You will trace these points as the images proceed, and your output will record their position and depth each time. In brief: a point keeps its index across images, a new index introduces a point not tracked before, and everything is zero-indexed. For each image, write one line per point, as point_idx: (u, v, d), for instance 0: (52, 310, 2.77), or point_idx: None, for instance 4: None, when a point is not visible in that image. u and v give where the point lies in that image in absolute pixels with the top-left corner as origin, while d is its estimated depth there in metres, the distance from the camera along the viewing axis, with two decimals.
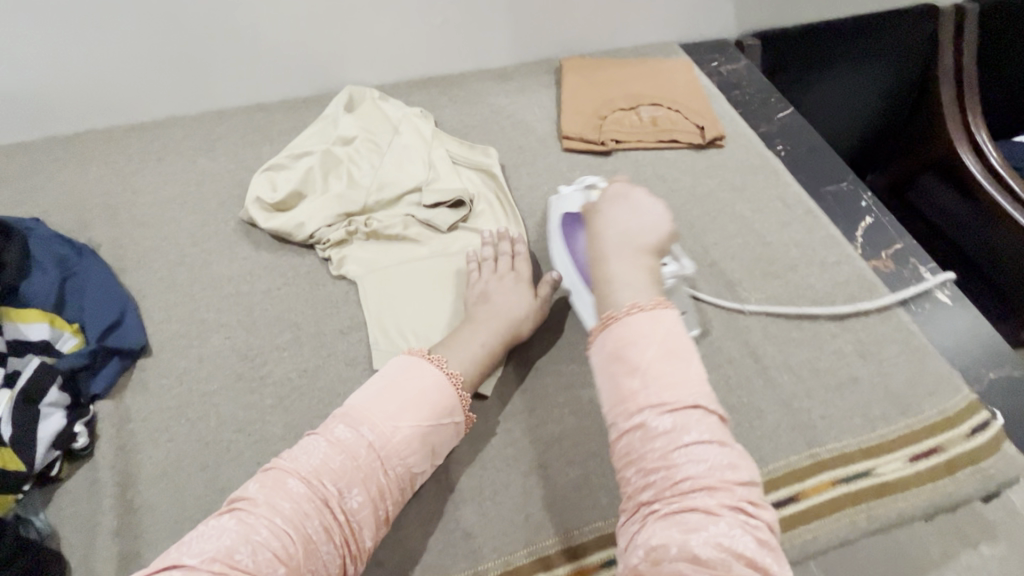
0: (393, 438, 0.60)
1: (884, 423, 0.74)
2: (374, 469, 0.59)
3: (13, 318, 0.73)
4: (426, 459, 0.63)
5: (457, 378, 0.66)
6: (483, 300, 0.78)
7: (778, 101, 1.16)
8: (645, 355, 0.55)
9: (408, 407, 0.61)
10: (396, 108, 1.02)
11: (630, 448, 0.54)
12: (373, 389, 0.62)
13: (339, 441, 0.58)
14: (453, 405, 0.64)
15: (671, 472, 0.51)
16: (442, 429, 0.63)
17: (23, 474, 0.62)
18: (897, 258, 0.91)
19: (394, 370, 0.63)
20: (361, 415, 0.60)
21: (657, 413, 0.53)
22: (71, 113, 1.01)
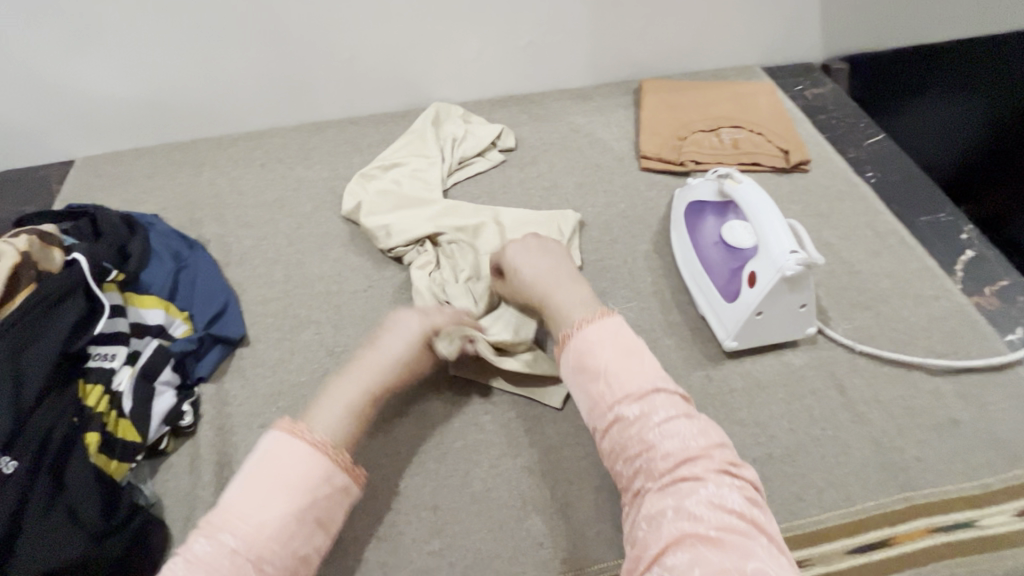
0: (263, 528, 0.51)
1: (988, 471, 0.69)
2: (247, 571, 0.50)
3: (135, 303, 0.81)
4: (313, 534, 0.55)
5: (323, 443, 0.57)
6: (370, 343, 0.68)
7: (868, 126, 1.12)
8: (602, 356, 0.60)
9: (273, 492, 0.53)
10: (481, 126, 1.09)
11: (611, 445, 0.57)
12: (239, 480, 0.54)
13: (196, 557, 0.49)
14: (328, 469, 0.56)
15: (652, 454, 0.54)
16: (320, 500, 0.55)
17: (138, 445, 0.68)
18: (1003, 295, 0.85)
19: (252, 458, 0.55)
20: (224, 519, 0.51)
21: (626, 402, 0.57)
22: (188, 122, 1.12)
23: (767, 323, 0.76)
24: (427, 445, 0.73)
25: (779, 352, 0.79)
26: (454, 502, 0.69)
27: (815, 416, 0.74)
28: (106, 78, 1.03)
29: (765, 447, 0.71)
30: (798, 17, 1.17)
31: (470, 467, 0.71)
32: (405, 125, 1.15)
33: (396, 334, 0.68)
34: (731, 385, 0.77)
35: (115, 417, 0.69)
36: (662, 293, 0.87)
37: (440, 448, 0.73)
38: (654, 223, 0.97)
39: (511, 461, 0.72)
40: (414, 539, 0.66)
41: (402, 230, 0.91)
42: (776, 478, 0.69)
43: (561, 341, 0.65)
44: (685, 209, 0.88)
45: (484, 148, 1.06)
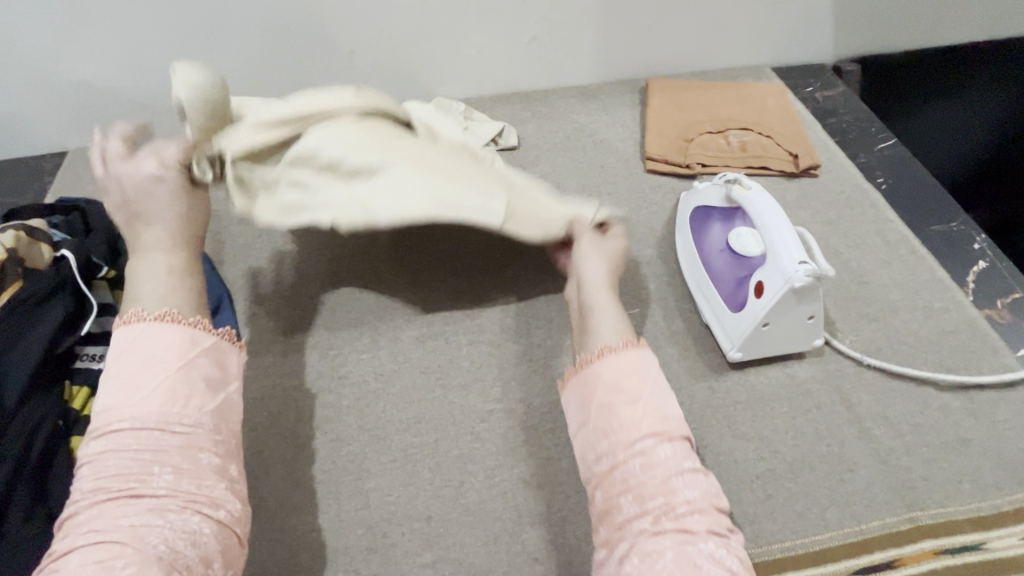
0: (147, 402, 0.54)
1: (997, 492, 0.67)
2: (162, 441, 0.53)
3: (125, 302, 0.79)
4: (211, 393, 0.58)
5: (170, 314, 0.61)
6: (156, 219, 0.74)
7: (879, 130, 1.09)
8: (638, 389, 0.60)
9: (146, 368, 0.56)
10: (483, 125, 1.06)
11: (625, 475, 0.56)
12: (110, 382, 0.56)
13: (98, 453, 0.53)
14: (194, 336, 0.60)
15: (673, 499, 0.54)
16: (195, 359, 0.59)
17: None
18: (1015, 308, 0.83)
19: (115, 353, 0.58)
20: (110, 413, 0.54)
21: (658, 441, 0.57)
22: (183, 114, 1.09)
23: (774, 335, 0.74)
24: (423, 455, 0.71)
25: (784, 364, 0.77)
26: (448, 513, 0.67)
27: (820, 431, 0.72)
28: (99, 68, 1.00)
29: (768, 463, 0.70)
30: (810, 16, 1.14)
31: (466, 477, 0.69)
32: None
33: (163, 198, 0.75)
34: (734, 398, 0.75)
35: None
36: (665, 301, 0.85)
37: (435, 457, 0.71)
38: (659, 228, 0.94)
39: (507, 472, 0.70)
40: (406, 551, 0.65)
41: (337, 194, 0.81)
42: (779, 496, 0.67)
43: (591, 356, 0.65)
44: (690, 214, 0.86)
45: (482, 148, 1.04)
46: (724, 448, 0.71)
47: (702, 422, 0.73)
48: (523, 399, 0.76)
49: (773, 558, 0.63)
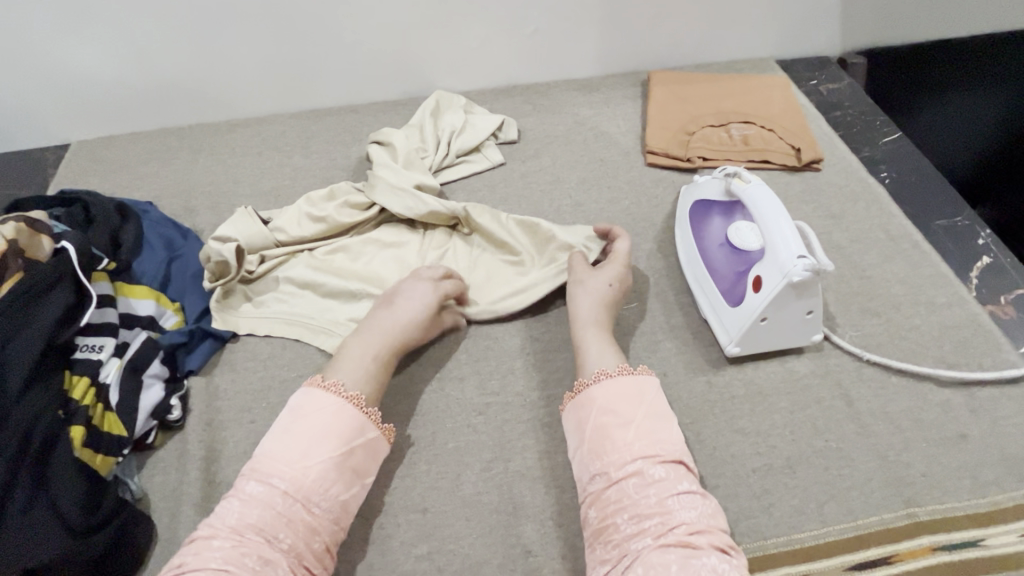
0: (304, 474, 0.59)
1: (996, 489, 0.66)
2: (298, 513, 0.58)
3: (125, 293, 0.80)
4: (351, 484, 0.62)
5: (359, 398, 0.65)
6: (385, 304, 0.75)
7: (885, 124, 1.08)
8: (634, 411, 0.62)
9: (314, 441, 0.61)
10: (484, 118, 1.06)
11: (621, 495, 0.58)
12: (281, 434, 0.61)
13: (250, 497, 0.58)
14: (363, 425, 0.64)
15: (668, 519, 0.55)
16: (355, 449, 0.63)
17: (125, 439, 0.67)
18: (1019, 304, 0.82)
19: (296, 409, 0.63)
20: (270, 464, 0.59)
21: (651, 462, 0.59)
22: (184, 107, 1.10)
23: (772, 329, 0.73)
24: (420, 447, 0.72)
25: (783, 360, 0.77)
26: (444, 505, 0.67)
27: (818, 426, 0.71)
28: (101, 60, 1.01)
29: (766, 457, 0.69)
30: (815, 8, 1.13)
31: (462, 469, 0.70)
32: (406, 113, 1.12)
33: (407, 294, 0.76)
34: (732, 393, 0.74)
35: (100, 411, 0.67)
36: (664, 295, 0.84)
37: (432, 450, 0.71)
38: (659, 222, 0.94)
39: (504, 465, 0.70)
40: (402, 542, 0.65)
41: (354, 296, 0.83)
42: (776, 491, 0.67)
43: (586, 381, 0.67)
44: (690, 208, 0.86)
45: (481, 142, 1.04)
46: (722, 443, 0.71)
47: (699, 417, 0.73)
48: (520, 393, 0.76)
49: (767, 553, 0.63)
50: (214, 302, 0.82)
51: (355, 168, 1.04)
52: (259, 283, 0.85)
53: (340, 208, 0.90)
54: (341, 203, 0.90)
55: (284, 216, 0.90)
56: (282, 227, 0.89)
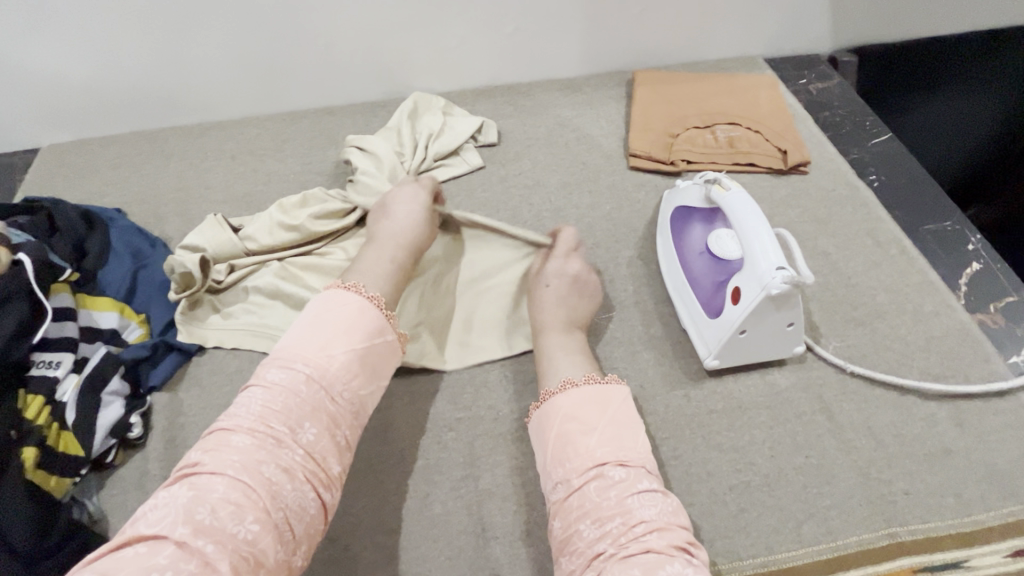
0: (328, 365, 0.59)
1: (981, 507, 0.64)
2: (322, 403, 0.58)
3: (87, 305, 0.77)
4: (371, 380, 0.63)
5: (378, 298, 0.67)
6: (384, 216, 0.79)
7: (874, 125, 1.05)
8: (594, 414, 0.61)
9: (339, 334, 0.62)
10: (462, 120, 1.03)
11: (583, 502, 0.56)
12: (304, 328, 0.62)
13: (272, 384, 0.57)
14: (382, 324, 0.66)
15: (629, 520, 0.53)
16: (376, 345, 0.64)
17: (81, 460, 0.65)
18: (1008, 313, 0.80)
19: (319, 306, 0.64)
20: (295, 355, 0.59)
21: (611, 464, 0.57)
22: (156, 110, 1.07)
23: (752, 341, 0.71)
24: (388, 464, 0.70)
25: (764, 371, 0.75)
26: (410, 526, 0.65)
27: (799, 441, 0.69)
28: (66, 62, 0.98)
29: (743, 474, 0.67)
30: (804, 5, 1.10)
31: (430, 488, 0.68)
32: (384, 115, 1.09)
33: (403, 202, 0.80)
34: (710, 407, 0.72)
35: (56, 430, 0.65)
36: (643, 304, 0.82)
37: (400, 467, 0.69)
38: (640, 228, 0.91)
39: (474, 483, 0.68)
40: (366, 565, 0.63)
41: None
42: (754, 509, 0.65)
43: (550, 391, 0.65)
44: (671, 213, 0.83)
45: (460, 146, 1.01)
46: (698, 459, 0.68)
47: (675, 431, 0.71)
48: (493, 406, 0.74)
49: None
50: (180, 315, 0.80)
51: (330, 173, 1.02)
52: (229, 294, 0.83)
53: (313, 217, 0.88)
54: (314, 212, 0.88)
55: (254, 224, 0.87)
56: (252, 235, 0.86)
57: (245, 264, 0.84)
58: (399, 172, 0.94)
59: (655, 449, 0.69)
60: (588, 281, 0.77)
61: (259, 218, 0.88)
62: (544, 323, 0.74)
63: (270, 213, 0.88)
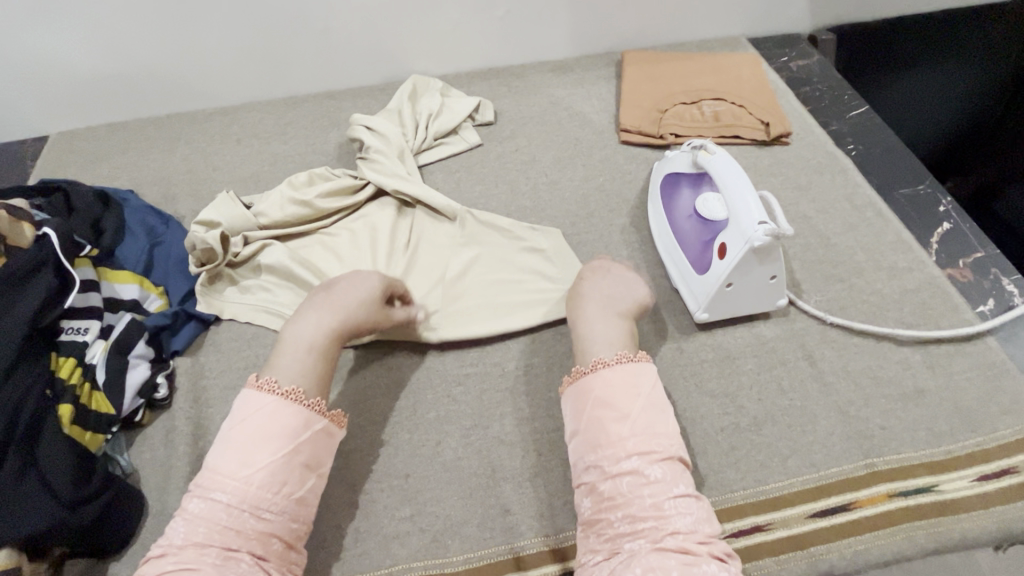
0: (250, 482, 0.56)
1: (951, 439, 0.70)
2: (251, 519, 0.55)
3: (108, 278, 0.81)
4: (305, 477, 0.60)
5: (295, 392, 0.61)
6: (329, 289, 0.72)
7: (852, 98, 1.10)
8: (635, 405, 0.61)
9: (257, 443, 0.58)
10: (460, 100, 1.08)
11: (617, 495, 0.57)
12: (224, 442, 0.58)
13: (195, 514, 0.55)
14: (306, 418, 0.61)
15: (664, 523, 0.54)
16: (305, 443, 0.60)
17: (113, 417, 0.69)
18: (976, 267, 0.85)
19: (235, 414, 0.60)
20: (217, 473, 0.56)
21: (648, 461, 0.57)
22: (161, 97, 1.10)
23: (737, 295, 0.76)
24: (402, 416, 0.74)
25: (751, 325, 0.80)
26: (425, 472, 0.70)
27: (783, 385, 0.75)
28: (72, 51, 1.01)
29: (732, 416, 0.72)
30: None
31: (442, 437, 0.72)
32: (383, 98, 1.13)
33: (353, 279, 0.73)
34: (701, 357, 0.77)
35: (88, 389, 0.69)
36: (637, 267, 0.87)
37: (413, 419, 0.74)
38: (632, 198, 0.96)
39: (482, 431, 0.73)
40: (385, 506, 0.68)
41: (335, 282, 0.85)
42: (743, 447, 0.70)
43: (579, 371, 0.65)
44: (662, 180, 0.88)
45: (458, 125, 1.05)
46: (691, 404, 0.74)
47: (669, 380, 0.76)
48: (498, 363, 0.78)
49: (735, 505, 0.66)
50: (199, 286, 0.84)
51: (334, 153, 1.06)
52: (243, 267, 0.87)
53: (324, 195, 0.92)
54: (325, 189, 0.92)
55: (267, 202, 0.91)
56: (266, 213, 0.90)
57: (260, 240, 0.88)
58: (405, 152, 0.98)
59: None
60: (630, 285, 0.75)
61: (271, 197, 0.92)
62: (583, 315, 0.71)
63: (282, 192, 0.92)
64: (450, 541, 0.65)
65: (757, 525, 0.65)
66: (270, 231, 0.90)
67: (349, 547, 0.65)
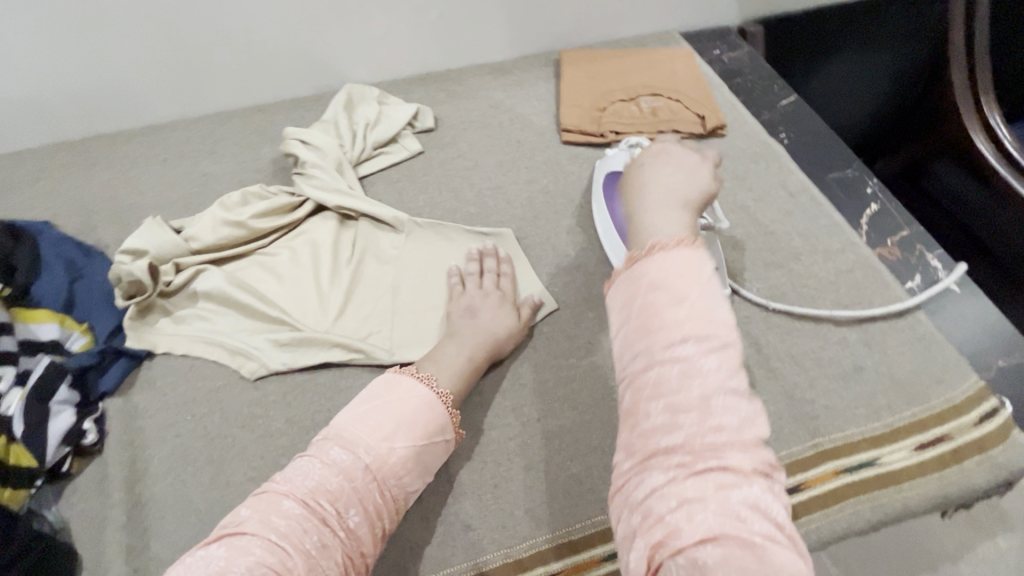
0: (387, 454, 0.59)
1: (889, 413, 0.73)
2: (372, 489, 0.57)
3: (24, 319, 0.75)
4: (420, 476, 0.62)
5: (447, 396, 0.65)
6: (470, 313, 0.77)
7: (782, 87, 1.14)
8: (688, 292, 0.44)
9: (402, 426, 0.60)
10: (397, 108, 1.05)
11: (658, 379, 0.43)
12: (360, 411, 0.60)
13: (334, 461, 0.57)
14: (443, 424, 0.64)
15: (709, 420, 0.41)
16: (434, 445, 0.63)
17: (35, 469, 0.64)
18: (904, 245, 0.89)
19: (383, 389, 0.63)
20: (354, 436, 0.58)
21: (705, 349, 0.43)
22: (75, 120, 1.03)
23: None
24: None
25: None
26: None
27: None
28: None
29: None
30: None
31: None
32: (318, 109, 1.10)
33: (490, 306, 0.78)
34: None
35: (4, 443, 0.64)
36: (585, 266, 0.88)
37: None
38: (577, 197, 0.96)
39: None
40: None
41: (277, 304, 0.82)
42: None
43: (636, 254, 0.49)
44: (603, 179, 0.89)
45: (398, 133, 1.03)
46: None
47: None
48: None
49: None
50: (129, 320, 0.79)
51: (269, 169, 1.01)
52: (178, 296, 0.82)
53: (261, 217, 0.88)
54: (261, 210, 0.88)
55: (199, 226, 0.87)
56: (197, 238, 0.86)
57: (191, 268, 0.83)
58: (345, 164, 0.96)
59: (606, 398, 0.75)
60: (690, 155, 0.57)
61: (201, 220, 0.87)
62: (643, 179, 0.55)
63: (214, 214, 0.87)
64: (411, 564, 0.64)
65: None
66: (204, 255, 0.86)
67: None
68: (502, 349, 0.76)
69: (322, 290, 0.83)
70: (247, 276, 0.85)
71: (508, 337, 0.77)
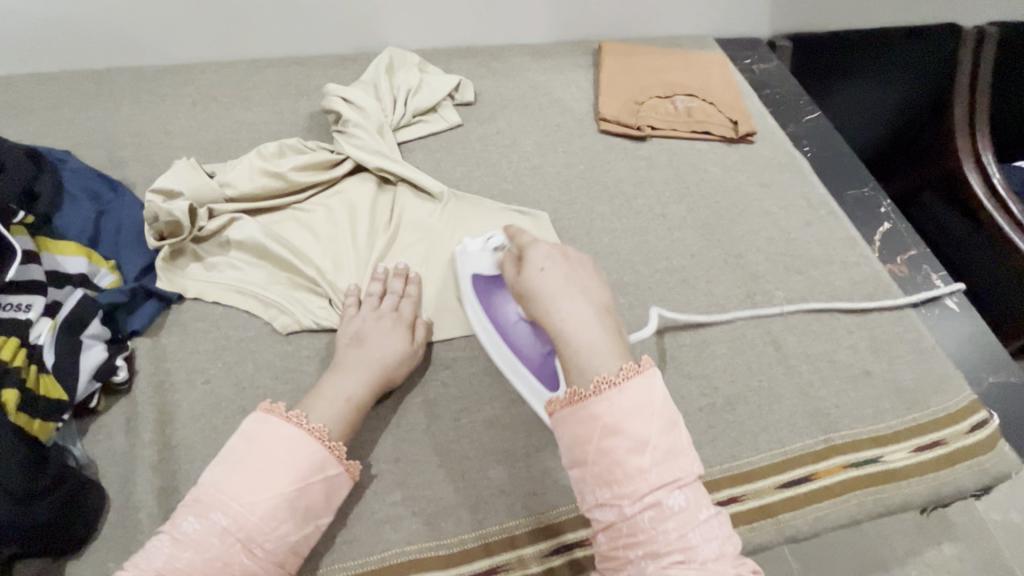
0: (251, 510, 0.55)
1: (893, 415, 0.78)
2: (240, 553, 0.53)
3: (49, 249, 0.72)
4: (301, 522, 0.58)
5: (320, 431, 0.61)
6: (357, 341, 0.72)
7: (807, 103, 1.19)
8: (648, 430, 0.52)
9: (266, 475, 0.57)
10: (437, 77, 1.05)
11: (631, 516, 0.50)
12: (225, 468, 0.57)
13: (186, 534, 0.53)
14: (322, 459, 0.60)
15: (689, 555, 0.48)
16: (313, 486, 0.59)
17: (65, 402, 0.62)
18: (911, 263, 0.95)
19: (247, 441, 0.59)
20: (209, 500, 0.55)
21: (670, 490, 0.50)
22: (101, 48, 0.99)
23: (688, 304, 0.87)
24: (386, 400, 0.73)
25: (722, 313, 0.86)
26: (416, 456, 0.69)
27: (752, 367, 0.81)
28: None
29: (709, 397, 0.77)
30: None
31: (433, 421, 0.72)
32: (356, 69, 1.08)
33: (379, 331, 0.73)
34: (680, 342, 0.82)
35: (34, 372, 0.62)
36: (617, 254, 0.91)
37: (401, 402, 0.73)
38: (611, 186, 0.99)
39: (473, 414, 0.73)
40: (377, 491, 0.67)
41: (313, 261, 0.81)
42: (719, 425, 0.75)
43: (583, 396, 0.54)
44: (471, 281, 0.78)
45: (437, 103, 1.02)
46: (670, 386, 0.78)
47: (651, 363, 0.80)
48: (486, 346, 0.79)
49: (711, 477, 0.71)
50: (162, 263, 0.77)
51: (304, 124, 0.99)
52: (209, 243, 0.81)
53: (296, 171, 0.86)
54: (298, 163, 0.87)
55: (234, 173, 0.85)
56: (234, 186, 0.84)
57: (224, 217, 0.81)
58: (386, 129, 0.95)
59: None
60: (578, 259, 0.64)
61: (235, 167, 0.86)
62: (549, 293, 0.61)
63: (250, 162, 0.86)
64: (444, 524, 0.65)
65: (734, 496, 0.70)
66: (239, 203, 0.84)
67: (341, 531, 0.64)
68: (394, 378, 0.71)
69: (361, 252, 0.83)
70: (282, 230, 0.84)
71: (403, 361, 0.72)
